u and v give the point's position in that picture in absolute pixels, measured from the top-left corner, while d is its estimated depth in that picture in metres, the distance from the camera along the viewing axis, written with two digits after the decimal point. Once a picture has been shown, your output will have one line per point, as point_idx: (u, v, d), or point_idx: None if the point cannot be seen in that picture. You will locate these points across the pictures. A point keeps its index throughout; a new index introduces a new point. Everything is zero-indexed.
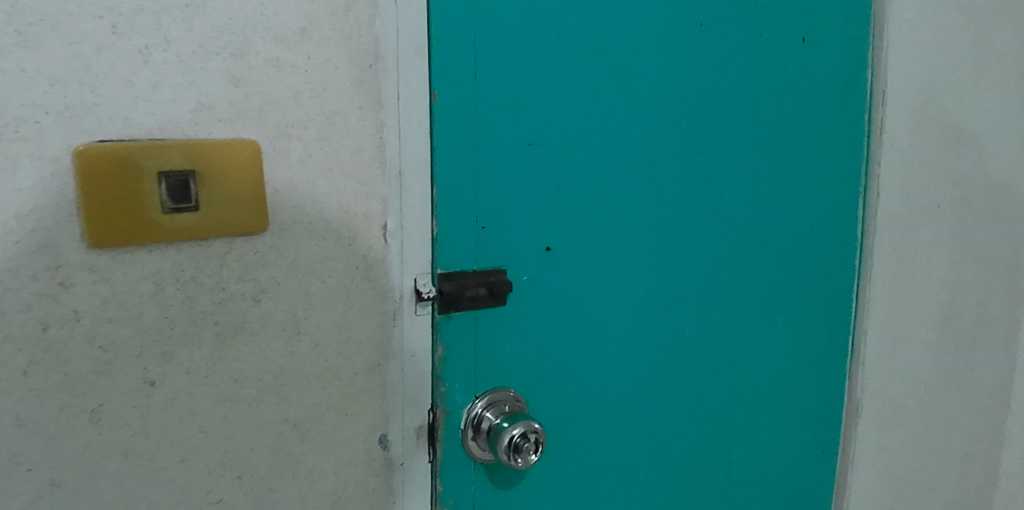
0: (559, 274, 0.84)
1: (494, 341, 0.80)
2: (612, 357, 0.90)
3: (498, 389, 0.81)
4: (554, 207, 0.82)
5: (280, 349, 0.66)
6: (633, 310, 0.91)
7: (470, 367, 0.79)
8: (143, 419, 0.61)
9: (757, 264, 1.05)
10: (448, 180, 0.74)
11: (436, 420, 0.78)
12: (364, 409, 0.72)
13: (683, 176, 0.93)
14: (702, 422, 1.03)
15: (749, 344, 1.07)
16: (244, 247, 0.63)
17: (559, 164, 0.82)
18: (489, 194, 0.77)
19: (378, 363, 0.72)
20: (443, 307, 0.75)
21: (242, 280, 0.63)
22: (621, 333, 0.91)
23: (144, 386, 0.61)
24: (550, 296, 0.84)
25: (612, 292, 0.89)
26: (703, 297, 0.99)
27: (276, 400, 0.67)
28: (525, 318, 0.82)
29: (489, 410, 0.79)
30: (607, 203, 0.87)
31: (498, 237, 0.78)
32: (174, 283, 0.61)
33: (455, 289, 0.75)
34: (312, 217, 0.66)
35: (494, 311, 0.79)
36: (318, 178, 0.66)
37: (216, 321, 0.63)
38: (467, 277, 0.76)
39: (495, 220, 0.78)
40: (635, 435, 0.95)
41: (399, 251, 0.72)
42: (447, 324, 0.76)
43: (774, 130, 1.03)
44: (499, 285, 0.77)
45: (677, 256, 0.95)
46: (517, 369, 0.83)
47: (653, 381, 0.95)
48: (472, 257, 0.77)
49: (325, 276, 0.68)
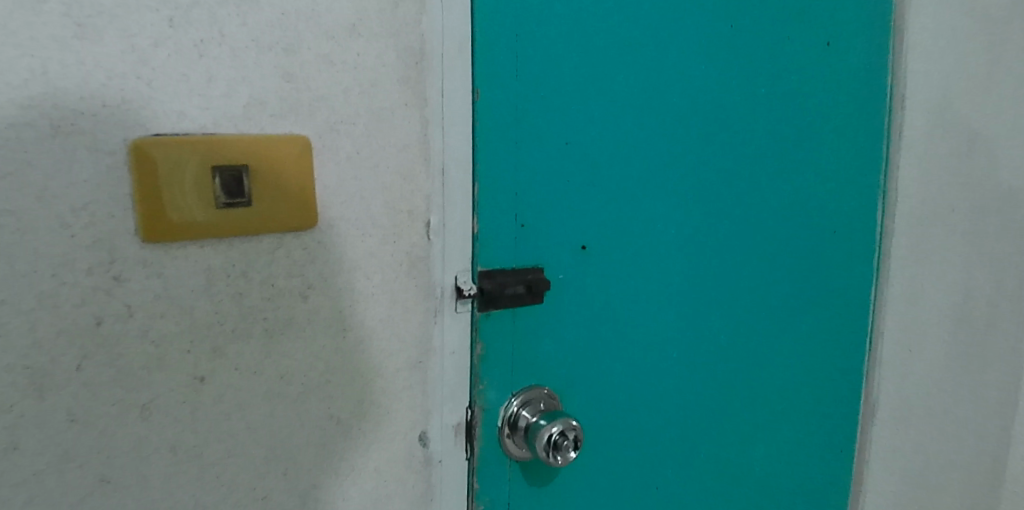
0: (594, 273, 0.84)
1: (530, 339, 0.80)
2: (643, 356, 0.91)
3: (534, 387, 0.81)
4: (590, 206, 0.82)
5: (326, 345, 0.66)
6: (664, 310, 0.92)
7: (507, 364, 0.79)
8: (193, 416, 0.61)
9: (782, 265, 1.05)
10: (490, 177, 0.73)
11: (474, 418, 0.77)
12: (404, 406, 0.72)
13: (713, 177, 0.94)
14: (728, 421, 1.03)
15: (773, 344, 1.07)
16: (293, 242, 0.63)
17: (595, 163, 0.82)
18: (529, 192, 0.77)
19: (419, 360, 0.73)
20: (482, 304, 0.75)
21: (291, 276, 0.63)
22: (653, 333, 0.91)
23: (194, 382, 0.61)
24: (585, 295, 0.84)
25: (644, 291, 0.89)
26: (731, 297, 0.99)
27: (321, 396, 0.67)
28: (561, 316, 0.82)
29: (526, 408, 0.79)
30: (640, 204, 0.87)
31: (537, 235, 0.78)
32: (225, 278, 0.61)
33: (496, 287, 0.75)
34: (359, 214, 0.66)
35: (532, 309, 0.79)
36: (366, 174, 0.66)
37: (264, 317, 0.63)
38: (506, 275, 0.76)
39: (534, 218, 0.78)
40: (664, 434, 0.95)
41: (441, 249, 0.72)
42: (486, 322, 0.76)
43: (799, 130, 1.04)
44: (537, 284, 0.77)
45: (706, 257, 0.95)
46: (553, 367, 0.82)
47: (681, 381, 0.95)
48: (511, 255, 0.77)
49: (371, 273, 0.68)
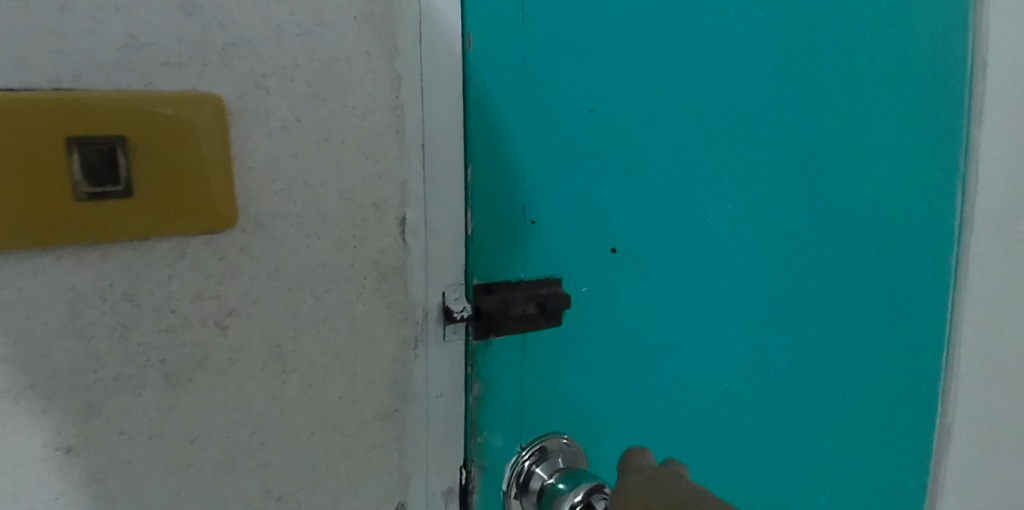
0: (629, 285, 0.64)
1: (546, 374, 0.60)
2: (688, 389, 0.70)
3: (552, 436, 0.61)
4: (624, 197, 0.62)
5: (259, 395, 0.47)
6: (714, 331, 0.71)
7: (514, 408, 0.59)
8: (57, 502, 0.42)
9: (862, 270, 0.83)
10: (487, 156, 0.53)
11: (470, 481, 0.57)
12: (374, 470, 0.53)
13: (781, 159, 0.73)
14: (791, 461, 0.82)
15: (847, 365, 0.86)
16: (205, 250, 0.44)
17: (632, 139, 0.61)
18: (542, 177, 0.57)
19: (394, 408, 0.53)
20: (481, 330, 0.55)
21: (200, 299, 0.44)
22: (700, 359, 0.71)
23: (56, 455, 0.41)
24: (614, 313, 0.63)
25: (692, 306, 0.69)
26: (799, 312, 0.78)
27: (253, 465, 0.48)
28: (585, 342, 0.62)
29: (541, 465, 0.60)
30: (688, 192, 0.66)
31: (551, 234, 0.58)
32: (99, 303, 0.41)
33: (498, 306, 0.55)
34: (302, 207, 0.47)
35: (546, 335, 0.59)
36: (310, 151, 0.47)
37: (163, 358, 0.44)
38: (512, 291, 0.56)
39: (549, 212, 0.58)
40: (713, 485, 0.75)
41: (423, 255, 0.52)
42: (485, 354, 0.56)
43: (884, 98, 0.80)
44: (555, 300, 0.57)
45: (769, 262, 0.74)
46: (574, 409, 0.63)
47: (733, 418, 0.75)
48: (518, 262, 0.57)
49: (321, 292, 0.49)
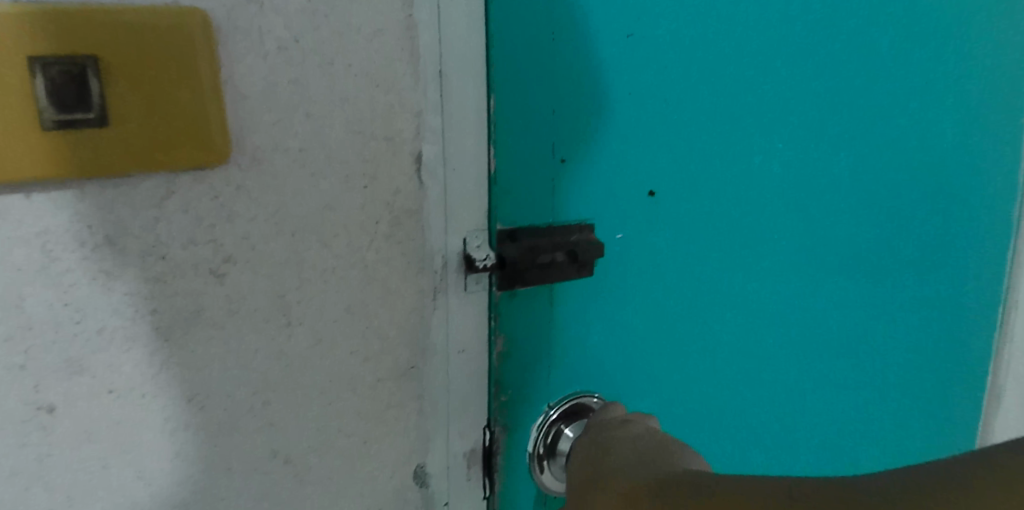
0: (667, 232, 0.58)
1: (575, 330, 0.55)
2: (728, 346, 0.65)
3: (582, 395, 0.57)
4: (662, 134, 0.55)
5: (262, 350, 0.43)
6: (757, 283, 0.65)
7: (541, 365, 0.54)
8: (43, 467, 0.38)
9: (919, 216, 0.76)
10: (512, 84, 0.47)
11: (495, 443, 0.53)
12: (391, 431, 0.49)
13: (835, 93, 0.65)
14: (835, 419, 0.77)
15: (900, 319, 0.79)
16: (195, 188, 0.39)
17: (673, 68, 0.54)
18: (572, 111, 0.50)
19: (411, 364, 0.49)
20: (506, 280, 0.50)
21: (193, 245, 0.40)
22: (741, 315, 0.65)
23: (38, 414, 0.37)
24: (651, 263, 0.58)
25: (735, 254, 0.63)
26: (848, 263, 0.72)
27: (257, 425, 0.44)
28: (619, 294, 0.57)
29: (568, 425, 0.55)
30: (733, 129, 0.59)
31: (583, 175, 0.52)
32: (78, 248, 0.37)
33: (525, 254, 0.50)
34: (305, 142, 0.42)
35: (577, 286, 0.54)
36: (312, 76, 0.41)
37: (153, 310, 0.39)
38: (540, 239, 0.51)
39: (580, 149, 0.52)
40: (750, 446, 0.70)
41: (442, 197, 0.47)
42: (510, 305, 0.51)
43: (955, 24, 0.72)
44: (587, 249, 0.52)
45: (819, 208, 0.68)
46: (606, 367, 0.58)
47: (774, 377, 0.70)
48: (546, 206, 0.51)
49: (328, 237, 0.44)
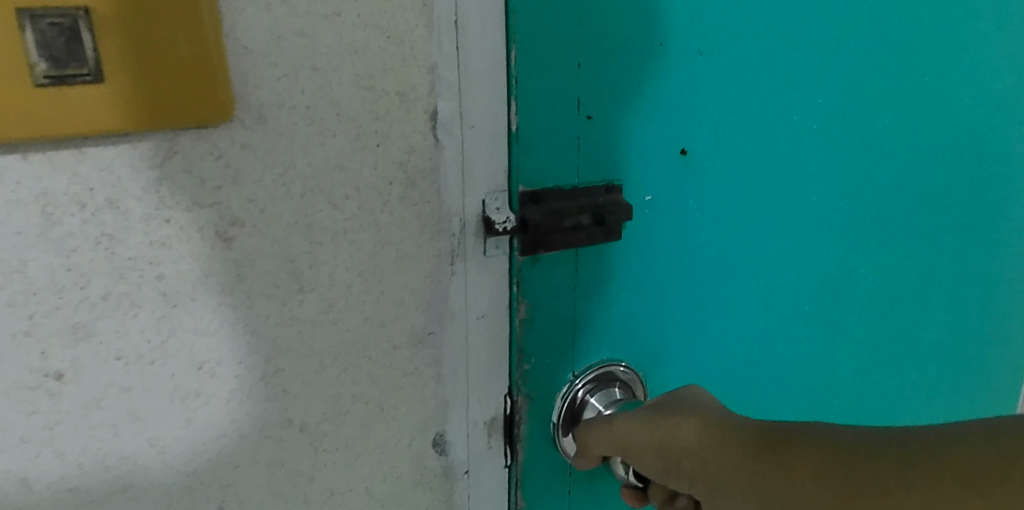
0: (700, 194, 0.55)
1: (603, 297, 0.53)
2: (763, 313, 0.62)
3: (610, 364, 0.55)
4: (698, 89, 0.52)
5: (273, 316, 0.42)
6: (794, 247, 0.62)
7: (564, 332, 0.52)
8: (53, 434, 0.37)
9: (960, 174, 0.73)
10: (534, 35, 0.44)
11: (518, 413, 0.51)
12: (408, 399, 0.47)
13: (878, 46, 0.62)
14: (872, 386, 0.75)
15: (940, 281, 0.76)
16: (198, 148, 0.37)
17: (712, 18, 0.51)
18: (603, 63, 0.47)
19: (428, 331, 0.47)
20: (530, 246, 0.48)
21: (198, 207, 0.38)
22: (777, 280, 0.62)
23: (46, 381, 0.36)
24: (683, 226, 0.55)
25: (771, 215, 0.60)
26: (889, 226, 0.69)
27: (270, 392, 0.43)
28: (649, 259, 0.54)
29: (595, 395, 0.53)
30: (772, 85, 0.56)
31: (612, 133, 0.49)
32: (79, 211, 0.35)
33: (549, 217, 0.47)
34: (312, 98, 0.40)
35: (603, 250, 0.52)
36: (317, 28, 0.39)
37: (160, 275, 0.38)
38: (567, 201, 0.48)
39: (609, 106, 0.49)
40: (786, 414, 0.68)
41: (458, 156, 0.45)
42: (532, 270, 0.49)
43: None
44: (614, 213, 0.50)
45: (860, 169, 0.64)
46: (634, 334, 0.55)
47: (809, 344, 0.67)
48: (573, 167, 0.49)
49: (339, 199, 0.42)
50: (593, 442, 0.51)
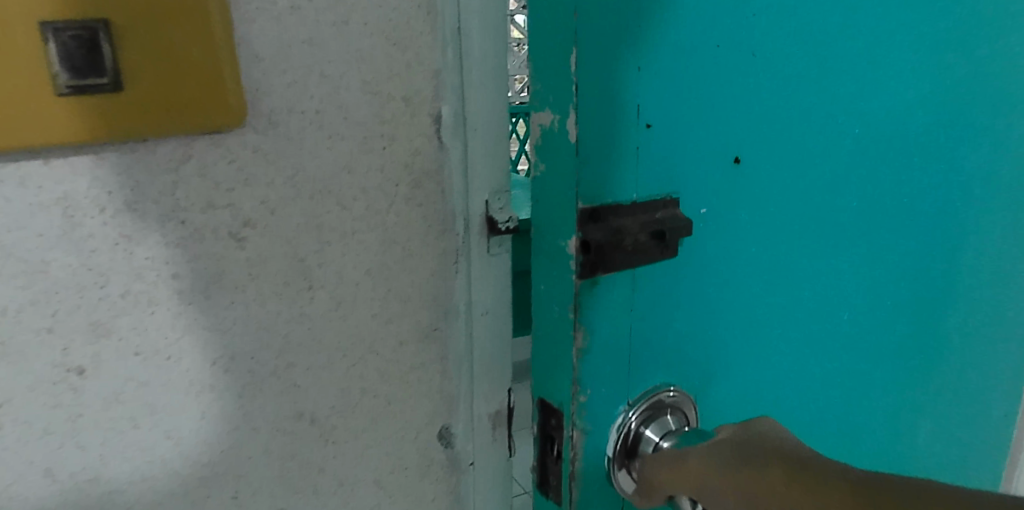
0: (750, 207, 0.50)
1: (661, 322, 0.48)
2: (806, 330, 0.58)
3: (659, 389, 0.49)
4: (754, 93, 0.48)
5: (284, 312, 0.43)
6: (837, 258, 0.58)
7: (621, 364, 0.46)
8: (75, 426, 0.39)
9: (1006, 173, 0.69)
10: (599, 33, 0.39)
11: (573, 451, 0.46)
12: (415, 393, 0.49)
13: (926, 50, 0.58)
14: (910, 396, 0.71)
15: (979, 286, 0.73)
16: (212, 152, 0.39)
17: (768, 18, 0.47)
18: (665, 64, 0.42)
19: (434, 326, 0.49)
20: (590, 267, 0.42)
21: (212, 209, 0.40)
22: (818, 296, 0.58)
23: (68, 376, 0.38)
24: (733, 242, 0.50)
25: (817, 222, 0.56)
26: (929, 238, 0.65)
27: (281, 387, 0.44)
28: (705, 277, 0.49)
29: (649, 424, 0.48)
30: (820, 89, 0.52)
31: (671, 142, 0.44)
32: (99, 214, 0.37)
33: (611, 235, 0.42)
34: (320, 103, 0.41)
35: (661, 271, 0.46)
36: (326, 35, 0.41)
37: (175, 274, 0.40)
38: (626, 217, 0.43)
39: (670, 112, 0.43)
40: (827, 427, 0.64)
41: (462, 158, 0.46)
42: (592, 295, 0.43)
43: None
44: (672, 229, 0.45)
45: (902, 179, 0.61)
46: (690, 361, 0.50)
47: (846, 362, 0.63)
48: (633, 180, 0.43)
49: (347, 200, 0.43)
50: (660, 481, 0.46)
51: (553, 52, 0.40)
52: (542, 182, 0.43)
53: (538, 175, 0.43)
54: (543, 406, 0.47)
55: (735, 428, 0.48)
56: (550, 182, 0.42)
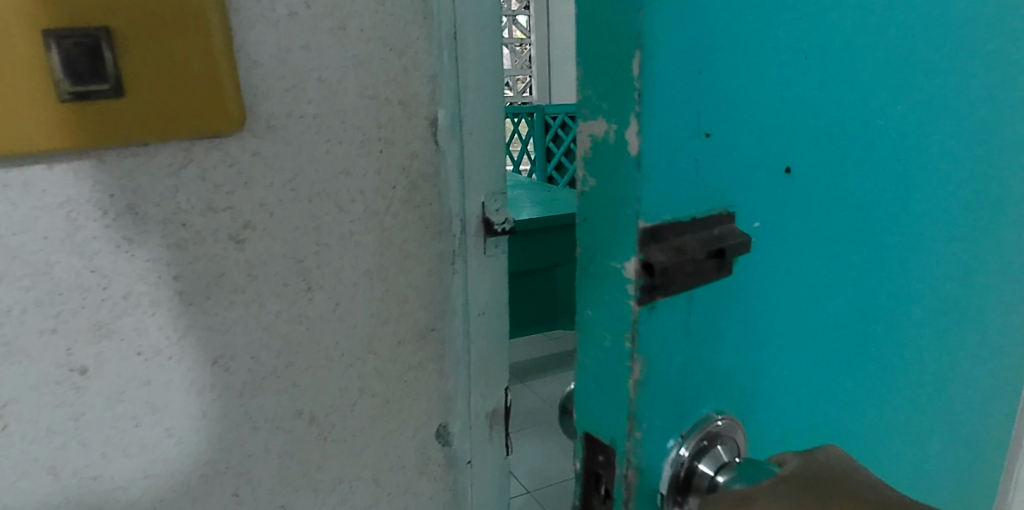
0: (811, 228, 0.41)
1: (720, 362, 0.38)
2: (867, 372, 0.49)
3: (709, 420, 0.39)
4: (818, 91, 0.39)
5: (284, 313, 0.44)
6: (911, 274, 0.49)
7: (675, 419, 0.37)
8: (77, 424, 0.40)
9: None
10: (670, 27, 0.31)
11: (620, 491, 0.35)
12: (413, 392, 0.50)
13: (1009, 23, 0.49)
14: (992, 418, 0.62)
15: None
16: (211, 156, 0.40)
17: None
18: (723, 59, 0.33)
19: (431, 326, 0.49)
20: (650, 292, 0.33)
21: (212, 212, 0.40)
22: (885, 331, 0.49)
23: (72, 375, 0.39)
24: (800, 272, 0.41)
25: (892, 232, 0.46)
26: (1007, 259, 0.56)
27: (281, 386, 0.45)
28: (768, 304, 0.40)
29: (702, 458, 0.38)
30: (894, 89, 0.43)
31: (732, 144, 0.35)
32: (101, 217, 0.38)
33: (677, 257, 0.33)
34: (318, 107, 0.42)
35: (723, 306, 0.37)
36: (324, 41, 0.41)
37: (176, 275, 0.40)
38: (688, 235, 0.34)
39: (729, 108, 0.34)
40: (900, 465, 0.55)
41: (459, 161, 0.47)
42: (653, 331, 0.34)
43: None
44: (730, 251, 0.36)
45: (979, 191, 0.51)
46: (751, 405, 0.41)
47: (915, 405, 0.54)
48: (691, 194, 0.34)
49: (345, 203, 0.44)
50: None
51: (611, 51, 0.31)
52: (591, 206, 0.33)
53: (586, 195, 0.34)
54: (588, 443, 0.37)
55: (800, 461, 0.40)
56: (603, 201, 0.33)
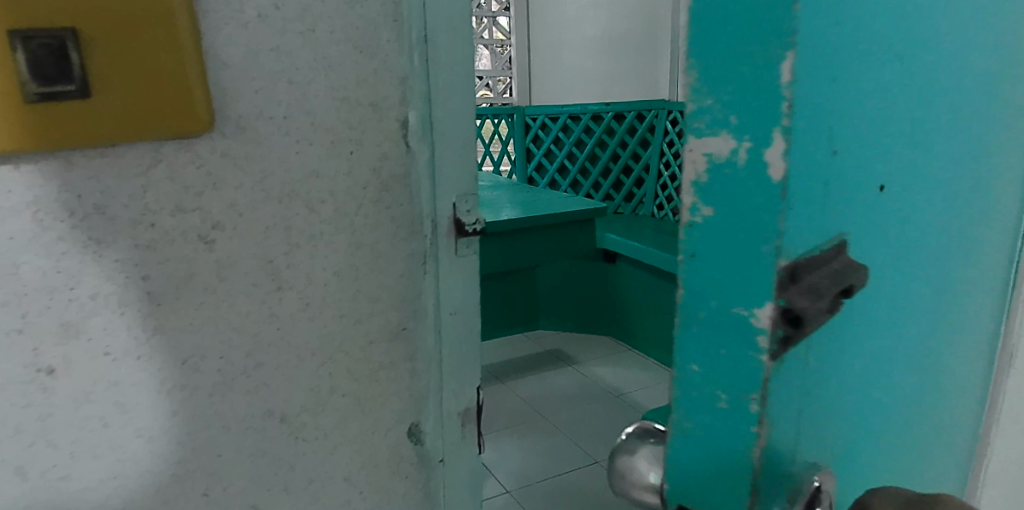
0: (905, 245, 0.39)
1: (810, 401, 0.35)
2: (931, 387, 0.48)
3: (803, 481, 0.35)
4: (915, 98, 0.35)
5: (254, 313, 0.44)
6: (958, 283, 0.46)
7: (787, 469, 0.34)
8: (45, 425, 0.39)
9: None
10: (813, 58, 0.28)
11: None
12: (385, 391, 0.50)
13: None
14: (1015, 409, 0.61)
15: None
16: (180, 157, 0.40)
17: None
18: (866, 71, 0.31)
19: (403, 326, 0.50)
20: (785, 344, 0.31)
21: (181, 212, 0.41)
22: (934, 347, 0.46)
23: (39, 376, 0.39)
24: (878, 297, 0.38)
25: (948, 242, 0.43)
26: None
27: (252, 385, 0.45)
28: (850, 332, 0.36)
29: None
30: (975, 89, 0.40)
31: (835, 165, 0.31)
32: (67, 218, 0.37)
33: (812, 298, 0.30)
34: (288, 108, 0.42)
35: (824, 343, 0.34)
36: (294, 43, 0.42)
37: (145, 276, 0.40)
38: (819, 273, 0.31)
39: (835, 126, 0.30)
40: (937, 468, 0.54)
41: (430, 162, 0.47)
42: (779, 385, 0.32)
43: None
44: (855, 284, 0.32)
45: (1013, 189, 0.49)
46: (831, 440, 0.38)
47: (947, 408, 0.52)
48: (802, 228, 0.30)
49: (315, 203, 0.44)
50: None
51: (739, 64, 0.29)
52: (701, 238, 0.32)
53: (695, 225, 0.32)
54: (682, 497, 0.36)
55: None
56: (716, 239, 0.31)
